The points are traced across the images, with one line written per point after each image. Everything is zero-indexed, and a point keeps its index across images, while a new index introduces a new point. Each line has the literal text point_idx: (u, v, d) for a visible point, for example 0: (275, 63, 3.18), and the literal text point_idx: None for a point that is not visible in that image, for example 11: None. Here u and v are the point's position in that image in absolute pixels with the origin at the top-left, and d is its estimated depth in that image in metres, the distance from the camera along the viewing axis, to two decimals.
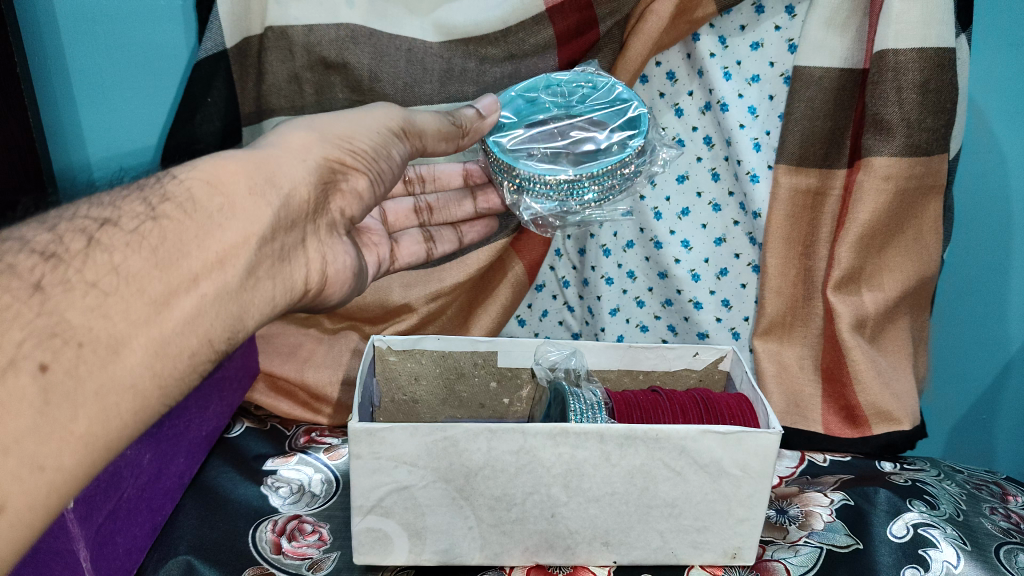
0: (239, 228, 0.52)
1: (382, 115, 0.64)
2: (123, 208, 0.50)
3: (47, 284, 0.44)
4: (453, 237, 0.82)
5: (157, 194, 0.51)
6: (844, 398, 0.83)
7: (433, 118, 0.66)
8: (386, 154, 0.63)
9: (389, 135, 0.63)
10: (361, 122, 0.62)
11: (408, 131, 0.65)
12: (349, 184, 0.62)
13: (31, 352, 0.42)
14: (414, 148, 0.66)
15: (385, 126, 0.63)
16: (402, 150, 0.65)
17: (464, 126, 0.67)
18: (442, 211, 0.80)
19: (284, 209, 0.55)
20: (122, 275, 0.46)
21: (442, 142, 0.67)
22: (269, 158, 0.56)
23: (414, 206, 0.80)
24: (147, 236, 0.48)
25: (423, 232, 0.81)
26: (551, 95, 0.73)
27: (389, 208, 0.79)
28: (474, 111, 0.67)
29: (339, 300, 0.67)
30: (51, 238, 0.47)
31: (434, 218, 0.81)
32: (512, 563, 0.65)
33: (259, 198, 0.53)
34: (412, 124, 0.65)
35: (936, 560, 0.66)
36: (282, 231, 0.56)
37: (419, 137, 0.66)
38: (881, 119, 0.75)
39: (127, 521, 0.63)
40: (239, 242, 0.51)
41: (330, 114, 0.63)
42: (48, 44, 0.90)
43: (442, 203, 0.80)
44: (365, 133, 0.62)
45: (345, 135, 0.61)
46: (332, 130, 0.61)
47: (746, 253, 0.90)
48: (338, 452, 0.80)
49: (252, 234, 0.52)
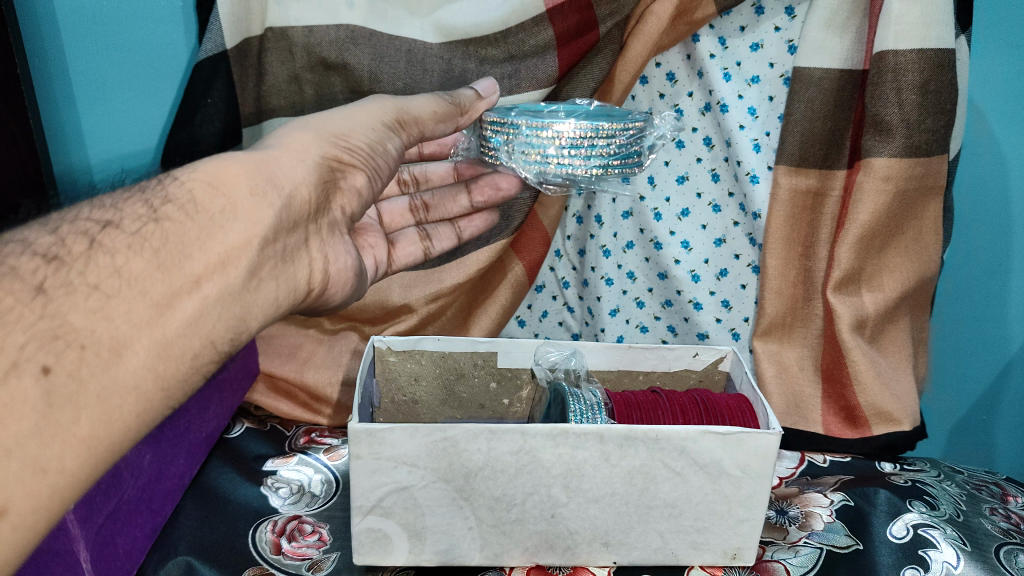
0: (241, 228, 0.52)
1: (376, 109, 0.64)
2: (125, 210, 0.50)
3: (49, 287, 0.44)
4: (452, 234, 0.81)
5: (158, 196, 0.51)
6: (844, 399, 0.83)
7: (428, 102, 0.67)
8: (383, 149, 0.64)
9: (385, 129, 0.64)
10: (356, 120, 0.63)
11: (403, 120, 0.65)
12: (348, 182, 0.62)
13: (34, 355, 0.42)
14: (410, 137, 0.67)
15: (379, 120, 0.64)
16: (398, 141, 0.66)
17: (463, 104, 0.69)
18: (437, 208, 0.79)
19: (286, 210, 0.55)
20: (124, 277, 0.46)
21: (440, 124, 0.68)
22: (269, 158, 0.56)
23: (410, 205, 0.79)
24: (149, 238, 0.48)
25: (420, 230, 0.80)
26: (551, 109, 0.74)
27: (384, 209, 0.79)
28: (472, 92, 0.70)
29: (340, 301, 0.67)
30: (53, 241, 0.47)
31: (431, 216, 0.80)
32: (512, 563, 0.65)
33: (262, 199, 0.53)
34: (406, 113, 0.65)
35: (936, 561, 0.66)
36: (284, 233, 0.56)
37: (415, 125, 0.67)
38: (881, 119, 0.75)
39: (127, 522, 0.63)
40: (241, 243, 0.51)
41: (324, 113, 0.64)
42: (49, 45, 0.90)
43: (437, 199, 0.79)
44: (360, 128, 0.62)
45: (340, 133, 0.61)
46: (327, 126, 0.61)
47: (746, 254, 0.90)
48: (338, 452, 0.80)
49: (253, 236, 0.52)
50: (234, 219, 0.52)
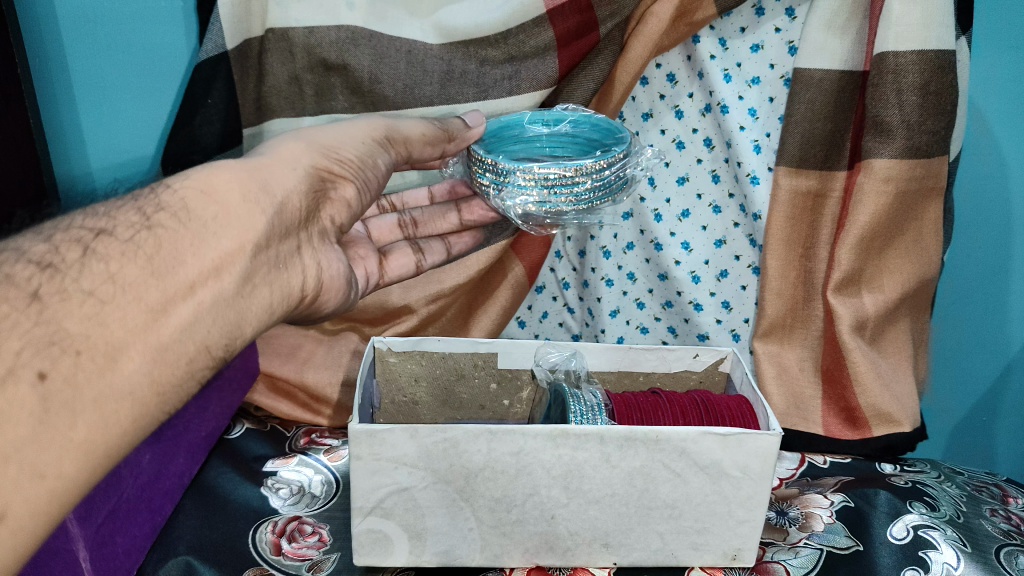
0: (233, 236, 0.52)
1: (367, 126, 0.66)
2: (118, 218, 0.50)
3: (44, 293, 0.44)
4: (442, 249, 0.80)
5: (151, 204, 0.51)
6: (844, 400, 0.83)
7: (417, 125, 0.68)
8: (372, 165, 0.64)
9: (374, 145, 0.65)
10: (345, 136, 0.64)
11: (392, 138, 0.67)
12: (338, 192, 0.62)
13: (29, 361, 0.42)
14: (399, 156, 0.68)
15: (369, 137, 0.65)
16: (387, 158, 0.66)
17: (452, 131, 0.69)
18: (426, 225, 0.79)
19: (278, 217, 0.55)
20: (119, 283, 0.46)
21: (428, 147, 0.69)
22: (261, 166, 0.56)
23: (398, 221, 0.79)
24: (143, 245, 0.48)
25: (412, 244, 0.79)
26: (541, 125, 0.74)
27: (372, 225, 0.78)
28: (462, 122, 0.71)
29: (334, 308, 0.67)
30: (47, 248, 0.47)
31: (420, 232, 0.79)
32: (512, 564, 0.65)
33: (254, 205, 0.53)
34: (396, 132, 0.67)
35: (936, 562, 0.66)
36: (277, 239, 0.56)
37: (403, 145, 0.68)
38: (881, 121, 0.75)
39: (127, 521, 0.63)
40: (234, 250, 0.51)
41: (315, 128, 0.65)
42: (50, 46, 0.90)
43: (427, 217, 0.79)
44: (350, 143, 0.63)
45: (331, 146, 0.62)
46: (318, 140, 0.62)
47: (747, 255, 0.90)
48: (338, 453, 0.80)
49: (246, 242, 0.52)
50: (227, 226, 0.52)
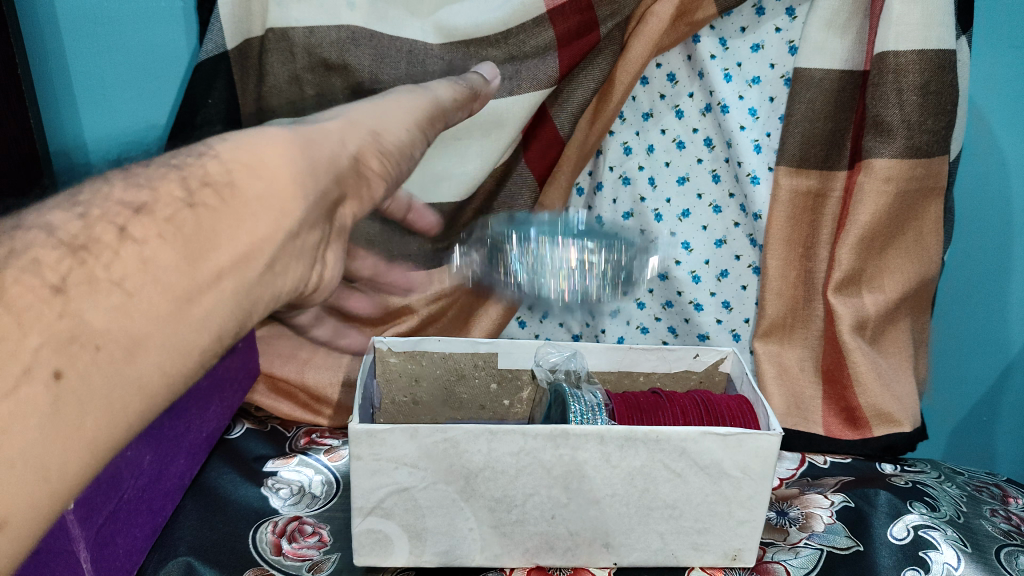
0: (271, 220, 0.46)
1: (414, 105, 0.59)
2: (158, 190, 0.45)
3: (69, 284, 0.39)
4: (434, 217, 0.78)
5: (193, 175, 0.46)
6: (844, 400, 0.83)
7: (447, 89, 0.64)
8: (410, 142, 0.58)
9: (420, 125, 0.59)
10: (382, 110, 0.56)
11: (436, 117, 0.61)
12: (372, 176, 0.55)
13: (46, 357, 0.37)
14: (436, 132, 0.63)
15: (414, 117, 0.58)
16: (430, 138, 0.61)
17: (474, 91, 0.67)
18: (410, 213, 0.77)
19: (319, 202, 0.49)
20: (150, 269, 0.41)
21: (459, 113, 0.65)
22: (312, 143, 0.50)
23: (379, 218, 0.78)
24: (180, 224, 0.43)
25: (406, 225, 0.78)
26: None
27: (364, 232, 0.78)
28: (480, 77, 0.70)
29: (325, 299, 0.58)
30: (79, 226, 0.42)
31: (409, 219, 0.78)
32: (512, 565, 0.65)
33: (298, 189, 0.47)
34: (439, 108, 0.61)
35: (936, 562, 0.66)
36: (313, 226, 0.50)
37: (440, 119, 0.63)
38: (882, 121, 0.75)
39: (127, 522, 0.62)
40: (268, 236, 0.46)
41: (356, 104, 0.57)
42: (49, 43, 0.90)
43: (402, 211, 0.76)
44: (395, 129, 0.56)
45: (379, 130, 0.55)
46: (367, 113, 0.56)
47: (747, 255, 0.90)
48: (338, 453, 0.80)
49: (282, 227, 0.46)
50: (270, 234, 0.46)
